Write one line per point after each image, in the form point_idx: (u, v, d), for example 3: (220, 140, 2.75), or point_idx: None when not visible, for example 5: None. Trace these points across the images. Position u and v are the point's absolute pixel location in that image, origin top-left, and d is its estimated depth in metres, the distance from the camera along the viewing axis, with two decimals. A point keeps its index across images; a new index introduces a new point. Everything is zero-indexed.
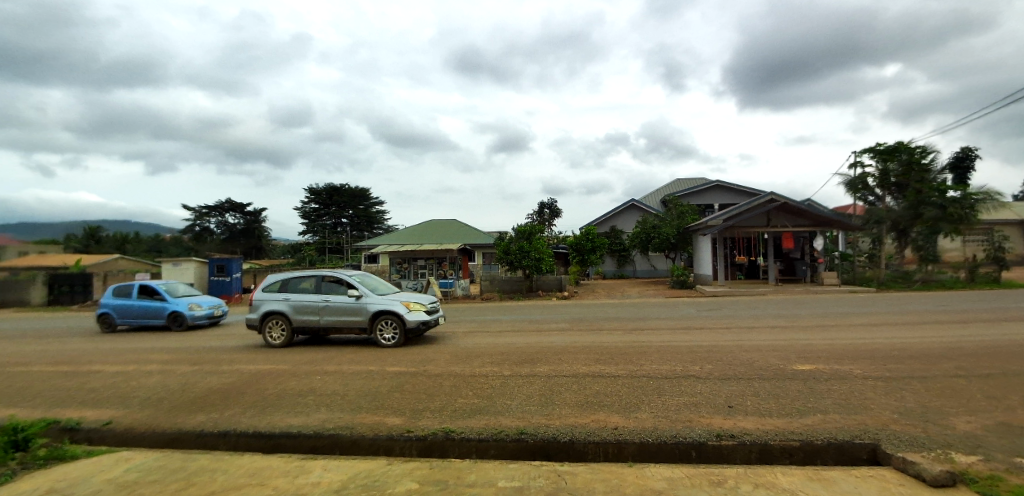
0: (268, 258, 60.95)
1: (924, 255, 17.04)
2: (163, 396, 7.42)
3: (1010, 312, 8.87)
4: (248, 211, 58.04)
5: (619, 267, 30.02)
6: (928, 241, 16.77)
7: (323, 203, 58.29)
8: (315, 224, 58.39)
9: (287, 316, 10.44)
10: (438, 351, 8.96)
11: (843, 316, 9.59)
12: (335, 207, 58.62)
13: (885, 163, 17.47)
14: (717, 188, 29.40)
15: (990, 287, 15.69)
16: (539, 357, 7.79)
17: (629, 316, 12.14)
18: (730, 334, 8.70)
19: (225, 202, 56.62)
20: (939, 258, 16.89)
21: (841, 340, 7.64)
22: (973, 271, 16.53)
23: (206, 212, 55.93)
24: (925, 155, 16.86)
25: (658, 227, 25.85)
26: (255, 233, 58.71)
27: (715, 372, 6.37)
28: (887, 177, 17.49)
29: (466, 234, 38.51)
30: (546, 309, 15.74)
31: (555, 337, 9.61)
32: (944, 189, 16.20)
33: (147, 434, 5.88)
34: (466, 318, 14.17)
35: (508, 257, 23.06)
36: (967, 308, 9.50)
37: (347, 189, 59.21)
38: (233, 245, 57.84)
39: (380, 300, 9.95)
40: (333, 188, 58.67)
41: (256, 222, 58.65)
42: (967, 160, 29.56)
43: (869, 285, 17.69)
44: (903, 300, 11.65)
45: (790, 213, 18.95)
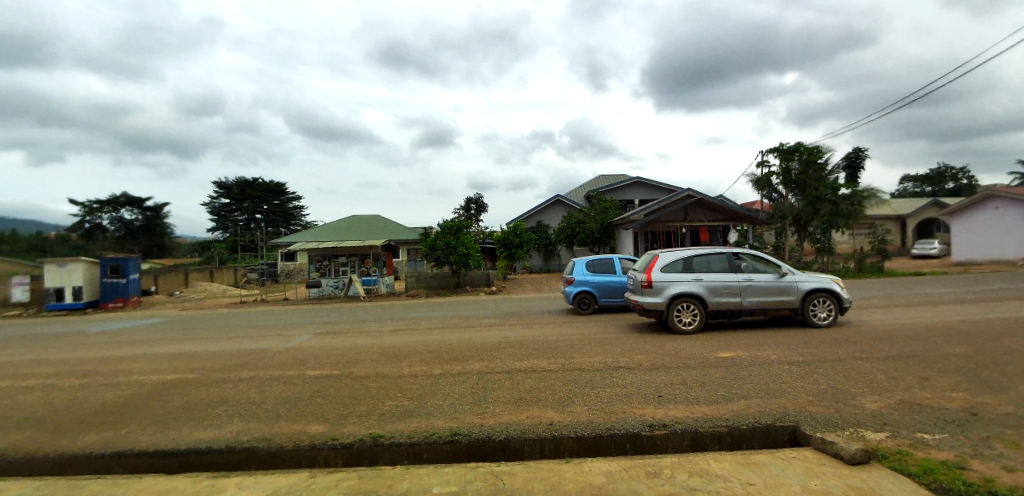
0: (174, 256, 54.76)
1: (821, 247, 18.78)
2: (44, 415, 6.13)
3: (890, 297, 10.02)
4: (148, 206, 51.73)
5: (546, 262, 30.47)
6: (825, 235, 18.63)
7: (235, 198, 53.66)
8: (224, 220, 53.43)
9: (704, 298, 8.11)
10: (364, 352, 8.32)
11: None
12: (248, 202, 54.21)
13: (788, 162, 19.13)
14: (637, 185, 30.81)
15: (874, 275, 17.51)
16: (471, 354, 7.46)
17: (561, 310, 12.16)
18: (659, 324, 8.95)
19: (120, 196, 49.95)
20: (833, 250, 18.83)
21: (757, 327, 8.10)
22: (861, 261, 18.46)
23: (95, 205, 48.86)
24: (820, 155, 18.67)
25: (582, 222, 26.48)
26: (158, 229, 52.55)
27: (646, 361, 6.42)
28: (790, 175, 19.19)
29: (392, 230, 37.15)
30: (479, 304, 15.47)
31: (488, 332, 9.34)
32: (836, 186, 17.97)
33: (19, 459, 4.78)
34: (393, 316, 13.44)
35: (435, 252, 22.51)
36: (856, 295, 10.59)
37: (260, 182, 54.96)
38: (131, 243, 51.19)
39: (813, 275, 8.16)
40: (245, 181, 54.04)
41: (159, 218, 52.59)
42: (857, 160, 33.51)
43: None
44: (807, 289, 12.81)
45: (706, 209, 20.21)
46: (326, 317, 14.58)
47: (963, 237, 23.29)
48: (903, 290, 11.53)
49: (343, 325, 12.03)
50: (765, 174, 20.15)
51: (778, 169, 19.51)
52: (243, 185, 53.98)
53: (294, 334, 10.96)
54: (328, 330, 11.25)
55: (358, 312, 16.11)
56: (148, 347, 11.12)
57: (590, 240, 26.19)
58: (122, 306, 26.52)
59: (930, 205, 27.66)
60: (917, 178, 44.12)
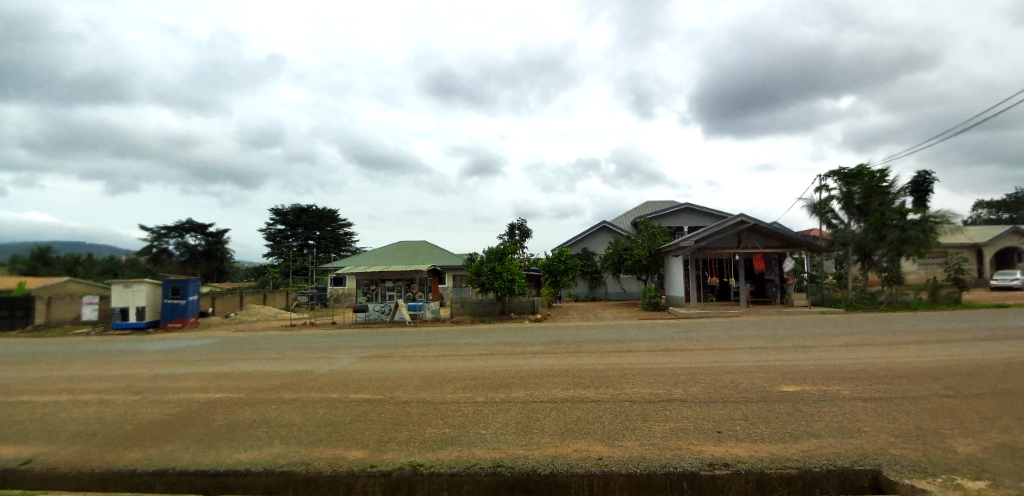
0: (229, 281, 58.12)
1: (889, 277, 17.53)
2: (98, 430, 6.48)
3: (980, 331, 8.97)
4: (210, 232, 55.60)
5: (592, 289, 29.99)
6: (892, 263, 17.30)
7: (290, 225, 56.80)
8: (280, 246, 56.51)
9: None
10: (406, 376, 8.32)
11: (821, 337, 9.51)
12: (302, 229, 57.19)
13: (849, 186, 18.25)
14: (686, 211, 30.04)
15: (952, 307, 16.05)
16: (515, 382, 7.30)
17: (606, 338, 11.77)
18: (711, 356, 8.46)
19: (186, 223, 54.06)
20: (904, 281, 17.38)
21: (824, 361, 7.47)
22: (936, 292, 17.01)
23: (164, 232, 53.01)
24: (885, 179, 17.64)
25: (629, 248, 25.97)
26: (217, 255, 56.16)
27: (701, 394, 6.05)
28: (852, 199, 18.15)
29: (438, 255, 37.89)
30: (519, 332, 15.24)
31: (531, 361, 9.14)
32: (904, 212, 16.87)
33: (70, 473, 5.02)
34: (435, 341, 13.47)
35: (480, 278, 22.62)
36: (936, 328, 9.63)
37: (315, 210, 57.81)
38: (193, 268, 54.86)
39: None
40: (300, 210, 57.19)
41: (219, 244, 56.24)
42: (922, 184, 31.39)
43: (838, 306, 17.96)
44: (874, 321, 11.77)
45: (761, 235, 19.32)
46: (370, 341, 14.81)
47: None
48: (991, 321, 10.38)
49: (386, 349, 12.16)
50: (823, 199, 19.27)
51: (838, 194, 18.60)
52: (300, 212, 57.12)
53: (339, 357, 11.16)
54: (372, 353, 11.41)
55: (399, 337, 16.28)
56: (204, 365, 11.66)
57: (638, 267, 25.55)
58: (181, 327, 28.16)
59: (1011, 231, 25.20)
60: (994, 203, 40.42)
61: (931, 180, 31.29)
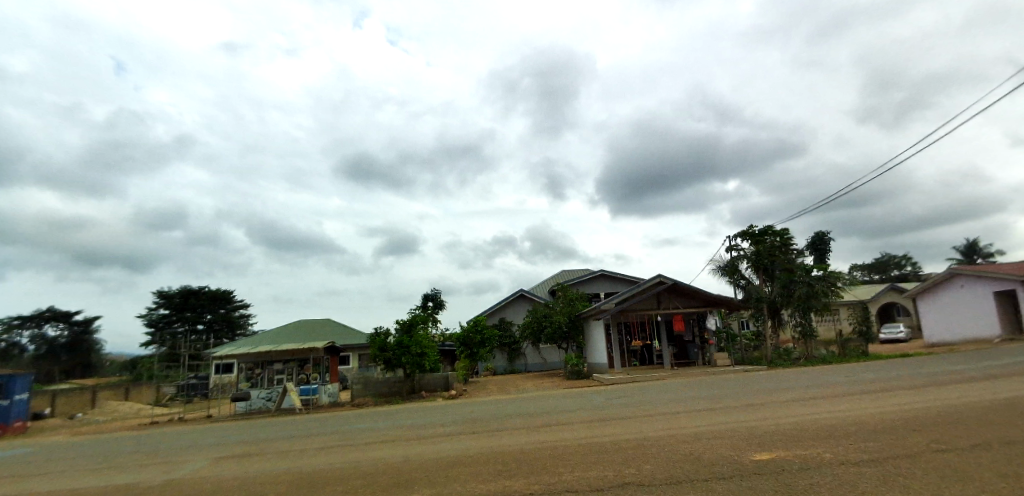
0: (97, 376, 47.46)
1: (805, 331, 18.02)
2: None
3: (911, 378, 8.68)
4: (79, 320, 46.07)
5: (511, 362, 28.33)
6: (804, 317, 17.93)
7: (176, 308, 48.96)
8: (164, 332, 48.23)
9: None
10: (268, 483, 5.92)
11: (763, 394, 8.66)
12: (190, 312, 49.67)
13: (757, 243, 19.19)
14: (600, 277, 30.47)
15: (862, 359, 16.65)
16: (420, 477, 5.35)
17: (530, 413, 10.10)
18: (653, 423, 7.14)
19: (47, 310, 44.30)
20: (817, 335, 18.10)
21: (777, 419, 6.53)
22: (844, 345, 17.70)
23: (17, 322, 43.04)
24: (786, 238, 18.88)
25: (549, 314, 25.08)
26: (85, 346, 46.31)
27: (666, 473, 4.69)
28: (760, 257, 19.03)
29: (346, 332, 34.25)
30: (433, 412, 13.00)
31: (443, 446, 7.18)
32: (808, 268, 17.90)
33: None
34: (321, 430, 10.83)
35: (386, 353, 20.14)
36: (864, 377, 9.36)
37: (207, 291, 50.78)
38: (49, 364, 44.33)
39: None
40: (188, 291, 49.64)
41: (90, 332, 46.75)
42: (821, 243, 35.37)
43: (759, 364, 18.03)
44: (802, 376, 11.44)
45: (679, 294, 19.49)
46: (238, 437, 11.56)
47: (931, 318, 23.14)
48: (916, 369, 10.38)
49: (254, 445, 9.30)
50: (735, 258, 20.17)
51: (747, 252, 19.51)
52: (188, 292, 49.74)
53: (183, 462, 8.17)
54: (231, 453, 8.61)
55: (284, 427, 13.20)
56: None
57: (557, 334, 24.49)
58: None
59: (888, 289, 28.07)
60: (868, 266, 46.11)
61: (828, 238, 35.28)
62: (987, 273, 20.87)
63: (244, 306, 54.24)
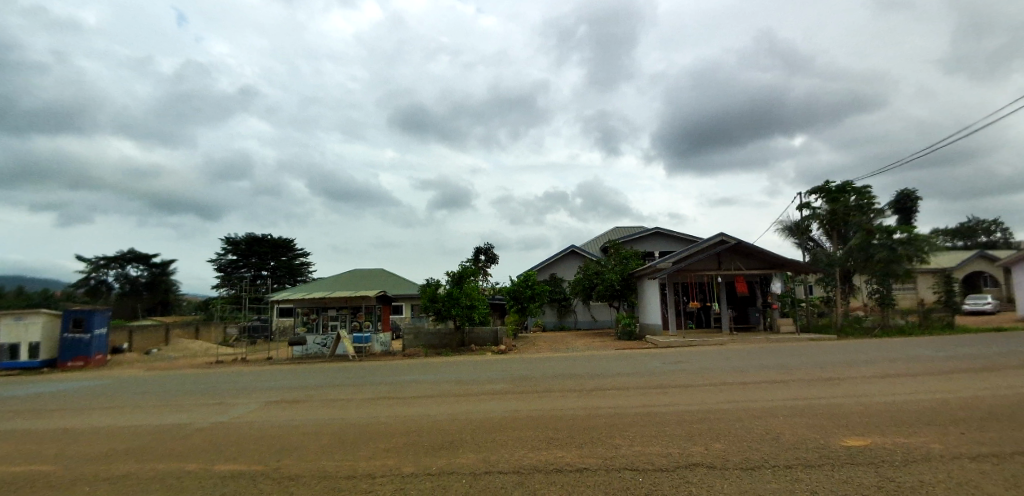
0: (175, 314, 51.93)
1: (882, 299, 16.42)
2: None
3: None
4: (156, 262, 49.49)
5: (560, 319, 28.21)
6: (883, 284, 16.31)
7: (241, 254, 52.06)
8: (230, 277, 51.61)
9: None
10: (313, 432, 5.86)
11: (846, 367, 7.70)
12: (255, 258, 52.67)
13: (834, 202, 17.35)
14: (656, 235, 29.13)
15: (949, 332, 15.06)
16: (463, 439, 5.05)
17: (586, 373, 9.68)
18: (721, 393, 6.51)
19: (127, 253, 47.90)
20: (896, 304, 16.28)
21: (867, 398, 5.69)
22: (927, 315, 16.06)
23: (101, 262, 46.57)
24: (870, 197, 16.88)
25: (600, 273, 24.40)
26: (163, 287, 49.95)
27: (740, 457, 4.08)
28: (836, 216, 17.42)
29: (396, 284, 35.07)
30: (483, 366, 12.94)
31: (490, 405, 6.89)
32: (892, 230, 16.03)
33: None
34: (377, 379, 10.94)
35: (435, 305, 20.38)
36: (973, 353, 8.09)
37: (270, 238, 53.55)
38: (135, 300, 48.74)
39: None
40: (254, 237, 52.78)
41: (165, 274, 50.25)
42: (908, 203, 32.05)
43: (828, 331, 16.89)
44: (886, 347, 10.26)
45: (743, 255, 18.21)
46: (295, 380, 11.97)
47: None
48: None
49: (306, 391, 9.47)
50: (808, 217, 18.45)
51: (822, 212, 17.75)
52: (252, 241, 52.61)
53: (238, 404, 8.43)
54: (283, 398, 8.78)
55: (336, 373, 13.58)
56: (52, 417, 8.64)
57: (609, 292, 23.80)
58: (82, 366, 23.65)
59: (977, 255, 25.28)
60: (953, 230, 41.62)
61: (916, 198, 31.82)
62: None
63: (302, 256, 56.59)
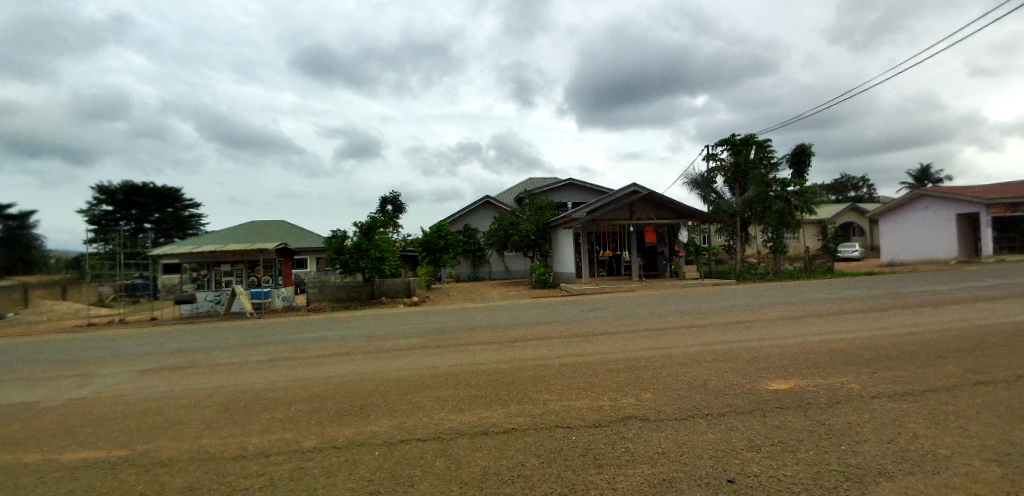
0: (43, 274, 43.28)
1: (776, 247, 18.01)
2: None
3: (901, 298, 8.41)
4: (11, 214, 41.09)
5: (475, 269, 27.92)
6: (776, 233, 17.88)
7: (120, 205, 44.91)
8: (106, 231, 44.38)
9: None
10: (189, 405, 4.84)
11: (752, 309, 8.15)
12: (135, 209, 45.61)
13: (739, 154, 18.32)
14: (570, 187, 29.41)
15: (827, 275, 17.07)
16: (376, 404, 4.41)
17: (497, 324, 9.43)
18: (641, 339, 6.50)
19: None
20: (786, 251, 18.03)
21: (776, 339, 5.97)
22: (812, 261, 18.06)
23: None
24: (769, 150, 18.04)
25: (515, 223, 24.26)
26: (24, 242, 41.98)
27: (674, 406, 3.91)
28: (738, 168, 18.48)
29: (301, 235, 32.27)
30: (394, 320, 12.25)
31: (403, 362, 6.30)
32: (785, 183, 17.40)
33: None
34: (268, 339, 9.79)
35: (342, 257, 18.94)
36: (850, 294, 9.02)
37: (152, 186, 46.26)
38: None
39: None
40: (132, 186, 45.47)
41: (26, 228, 42.21)
42: (803, 158, 35.31)
43: (728, 277, 18.36)
44: (781, 290, 11.23)
45: (654, 205, 18.81)
46: (176, 344, 10.36)
47: (891, 236, 24.19)
48: (892, 286, 10.22)
49: (184, 357, 8.14)
50: (714, 168, 19.40)
51: (727, 163, 18.73)
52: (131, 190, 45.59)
53: (93, 374, 6.95)
54: (164, 364, 7.45)
55: (230, 333, 12.11)
56: None
57: (524, 242, 23.81)
58: None
59: (849, 209, 29.02)
60: (830, 187, 47.40)
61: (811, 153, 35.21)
62: (954, 197, 21.44)
63: (193, 206, 50.16)
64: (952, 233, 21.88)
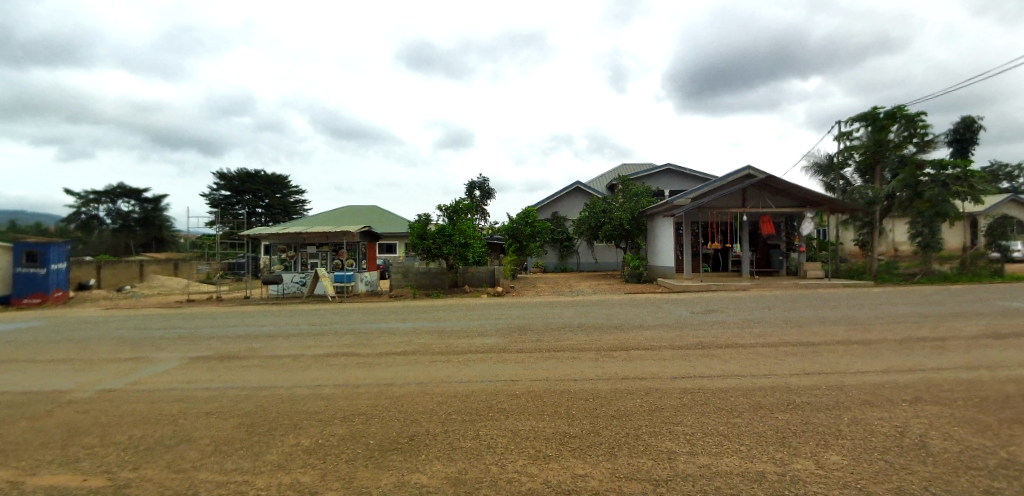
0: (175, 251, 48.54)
1: (926, 244, 14.96)
2: None
3: None
4: (149, 198, 45.56)
5: (562, 260, 26.65)
6: (927, 227, 14.86)
7: (236, 190, 49.01)
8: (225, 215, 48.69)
9: None
10: (225, 411, 4.19)
11: (933, 324, 6.01)
12: (249, 195, 49.54)
13: (881, 130, 15.43)
14: (667, 173, 27.08)
15: (1001, 281, 13.79)
16: (429, 433, 3.38)
17: (593, 325, 8.15)
18: (782, 363, 4.91)
19: (119, 187, 44.59)
20: (941, 249, 14.90)
21: (996, 370, 4.00)
22: (976, 263, 14.72)
23: (91, 197, 43.44)
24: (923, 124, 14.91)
25: (607, 211, 22.48)
26: (159, 223, 46.09)
27: (886, 489, 2.36)
28: (880, 146, 15.56)
29: (383, 221, 33.10)
30: (478, 311, 11.38)
31: (476, 371, 5.28)
32: (945, 163, 14.33)
33: None
34: (342, 326, 9.33)
35: (426, 243, 18.49)
36: None
37: (263, 175, 50.61)
38: (131, 238, 44.53)
39: None
40: (246, 174, 49.80)
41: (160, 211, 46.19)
42: (968, 132, 29.55)
43: (862, 277, 15.64)
44: (960, 297, 8.66)
45: (771, 192, 16.45)
46: (270, 325, 10.34)
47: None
48: None
49: (251, 343, 7.80)
50: (845, 147, 16.58)
51: (864, 140, 15.86)
52: (244, 176, 49.76)
53: (161, 357, 6.81)
54: (217, 352, 7.08)
55: (304, 317, 12.03)
56: None
57: (617, 232, 21.99)
58: (40, 303, 21.79)
59: (1008, 200, 23.59)
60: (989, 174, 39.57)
61: (977, 126, 29.27)
62: None
63: (298, 193, 53.81)
64: None
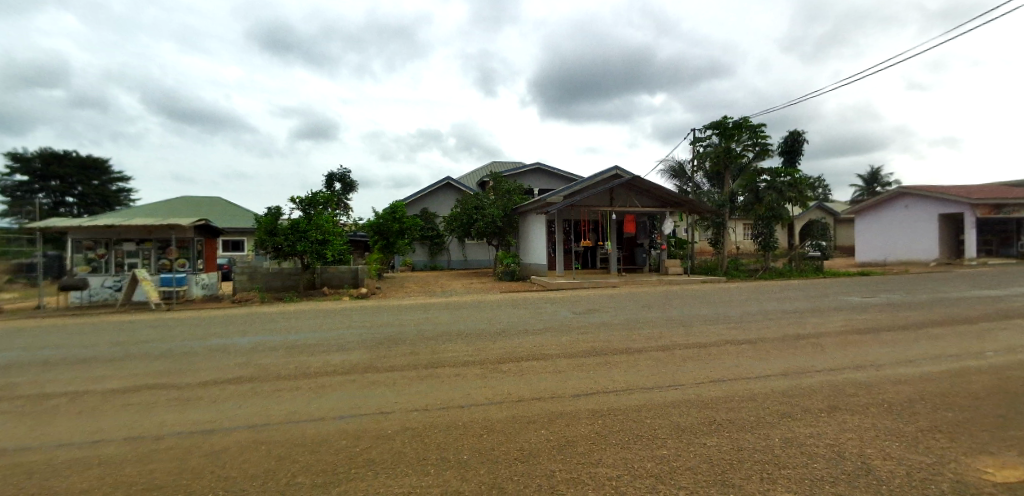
0: None
1: (765, 243, 17.30)
2: None
3: (968, 304, 6.95)
4: None
5: (432, 258, 25.59)
6: (766, 228, 17.20)
7: (38, 174, 38.05)
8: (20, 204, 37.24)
9: None
10: None
11: (797, 320, 6.45)
12: (56, 181, 38.77)
13: (730, 139, 17.41)
14: (538, 172, 27.75)
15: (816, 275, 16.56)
16: None
17: (476, 331, 7.31)
18: (684, 371, 4.60)
19: None
20: (777, 247, 17.39)
21: (874, 367, 4.17)
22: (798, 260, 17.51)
23: None
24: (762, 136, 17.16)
25: (479, 207, 21.94)
26: None
27: None
28: (730, 154, 17.54)
29: (238, 215, 28.34)
30: (346, 318, 9.73)
31: (333, 405, 4.05)
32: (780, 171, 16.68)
33: None
34: (158, 347, 7.06)
35: (274, 239, 15.89)
36: (900, 300, 7.46)
37: (74, 156, 39.97)
38: None
39: None
40: (53, 153, 38.98)
41: None
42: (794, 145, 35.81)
43: (716, 273, 17.48)
44: (797, 292, 9.84)
45: (637, 192, 17.56)
46: (40, 348, 7.41)
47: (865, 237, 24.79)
48: (925, 289, 8.91)
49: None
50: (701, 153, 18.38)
51: (718, 148, 17.74)
52: (51, 157, 38.85)
53: None
54: None
55: (111, 334, 9.11)
56: None
57: (490, 229, 21.52)
58: None
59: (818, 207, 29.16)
60: None
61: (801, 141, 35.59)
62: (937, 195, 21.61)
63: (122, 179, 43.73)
64: (933, 234, 22.08)
